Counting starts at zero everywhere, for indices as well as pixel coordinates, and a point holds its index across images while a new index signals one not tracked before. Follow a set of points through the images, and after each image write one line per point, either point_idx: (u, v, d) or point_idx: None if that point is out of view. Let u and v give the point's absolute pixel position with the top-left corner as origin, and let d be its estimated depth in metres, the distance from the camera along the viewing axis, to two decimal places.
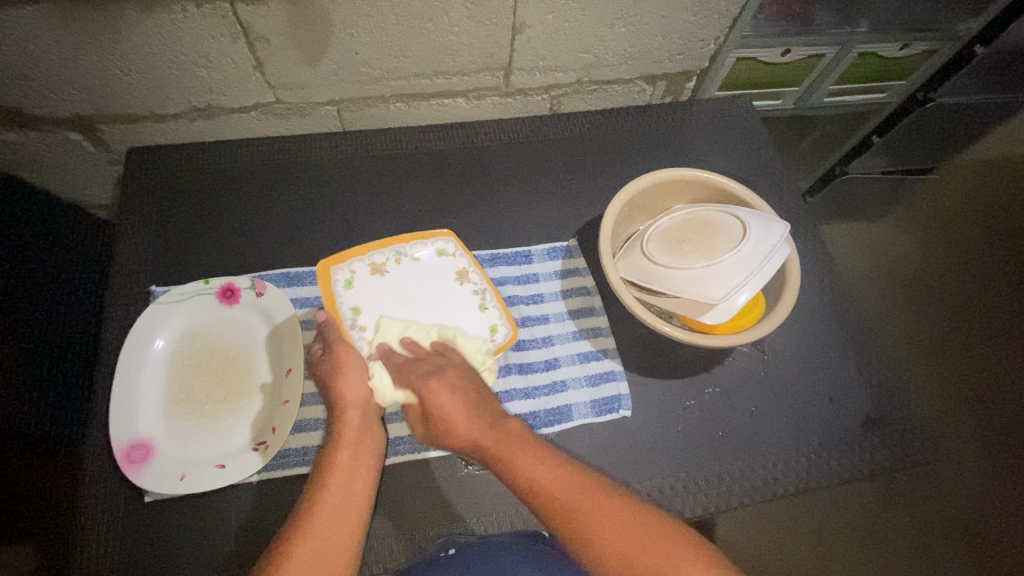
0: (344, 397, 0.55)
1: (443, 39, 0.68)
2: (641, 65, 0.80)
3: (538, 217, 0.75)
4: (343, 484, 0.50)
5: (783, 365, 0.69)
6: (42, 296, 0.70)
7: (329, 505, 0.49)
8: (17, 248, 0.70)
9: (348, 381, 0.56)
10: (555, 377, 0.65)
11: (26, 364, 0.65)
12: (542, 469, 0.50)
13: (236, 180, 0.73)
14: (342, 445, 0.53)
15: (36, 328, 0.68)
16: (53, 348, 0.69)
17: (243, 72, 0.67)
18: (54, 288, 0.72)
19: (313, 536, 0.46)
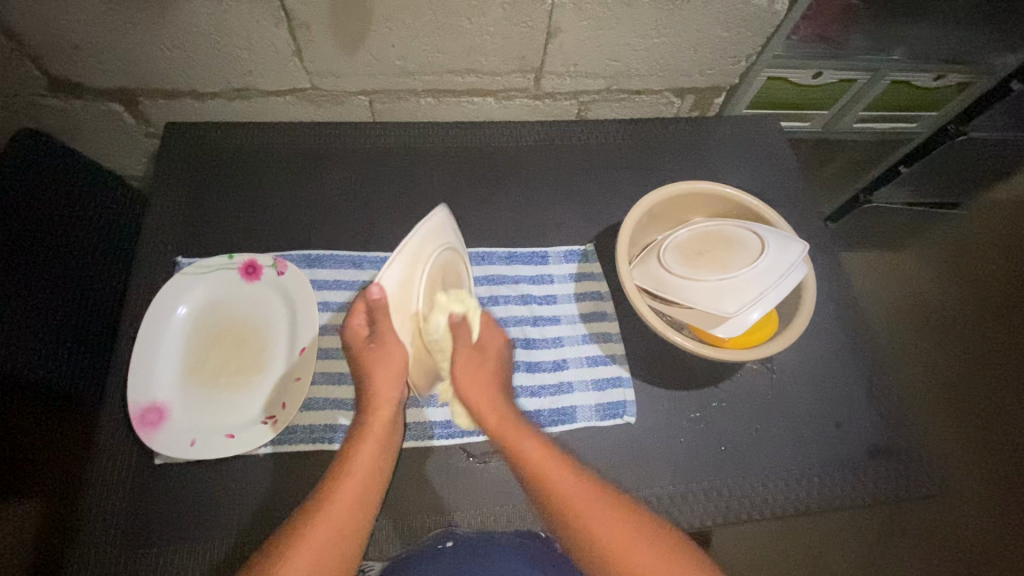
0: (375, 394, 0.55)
1: (478, 38, 0.69)
2: (670, 77, 0.81)
3: (556, 220, 0.76)
4: (361, 477, 0.52)
5: (791, 386, 0.69)
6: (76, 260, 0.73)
7: (347, 495, 0.51)
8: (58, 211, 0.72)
9: (384, 377, 0.54)
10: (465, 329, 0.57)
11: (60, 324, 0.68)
12: (564, 481, 0.51)
13: (265, 160, 0.75)
14: (364, 436, 0.54)
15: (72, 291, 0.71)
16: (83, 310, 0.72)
17: (282, 57, 0.69)
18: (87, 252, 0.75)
19: (325, 524, 0.49)
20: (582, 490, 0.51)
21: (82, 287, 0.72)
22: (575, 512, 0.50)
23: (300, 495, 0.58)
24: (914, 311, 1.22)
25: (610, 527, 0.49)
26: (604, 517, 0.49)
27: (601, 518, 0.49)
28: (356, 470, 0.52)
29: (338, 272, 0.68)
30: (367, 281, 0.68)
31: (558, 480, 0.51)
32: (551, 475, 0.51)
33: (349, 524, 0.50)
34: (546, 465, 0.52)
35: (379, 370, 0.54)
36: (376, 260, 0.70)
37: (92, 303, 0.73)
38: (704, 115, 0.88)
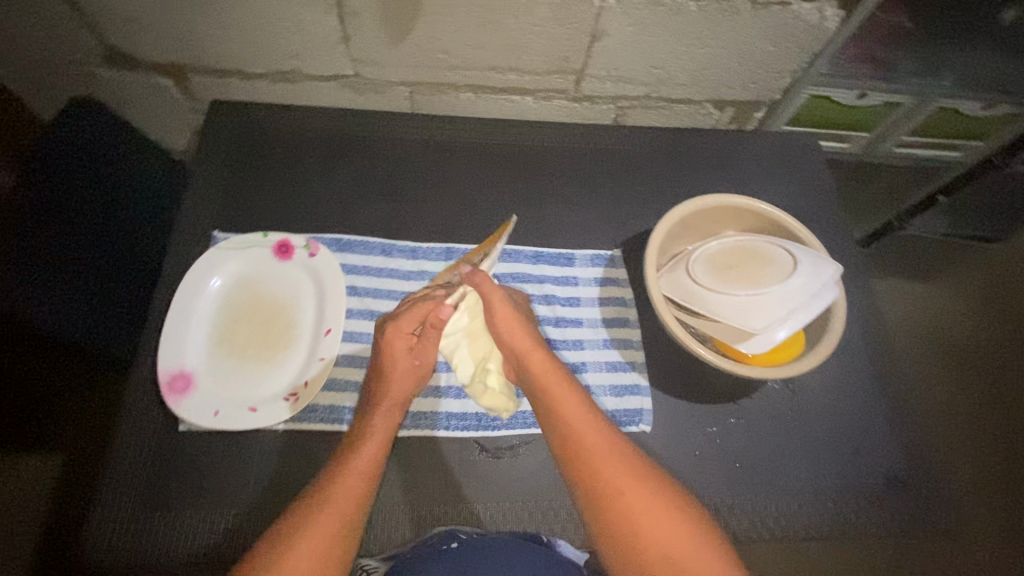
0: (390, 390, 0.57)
1: (522, 37, 0.70)
2: (711, 88, 0.80)
3: (585, 223, 0.76)
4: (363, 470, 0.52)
5: (812, 409, 0.68)
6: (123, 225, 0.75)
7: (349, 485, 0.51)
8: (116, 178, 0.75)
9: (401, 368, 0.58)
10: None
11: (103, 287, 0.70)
12: (606, 453, 0.53)
13: (304, 143, 0.76)
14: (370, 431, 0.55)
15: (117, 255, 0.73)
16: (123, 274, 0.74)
17: (329, 43, 0.70)
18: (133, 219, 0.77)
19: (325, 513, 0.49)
20: (623, 467, 0.52)
21: (125, 252, 0.74)
22: (614, 491, 0.51)
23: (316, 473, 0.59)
24: (942, 344, 1.19)
25: (646, 507, 0.50)
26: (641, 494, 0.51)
27: (639, 496, 0.51)
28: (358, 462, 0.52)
29: (367, 258, 0.69)
30: (395, 270, 0.69)
31: (591, 440, 0.53)
32: (596, 443, 0.53)
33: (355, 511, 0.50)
34: (588, 434, 0.54)
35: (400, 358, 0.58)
36: (404, 249, 0.70)
37: (132, 269, 0.75)
38: (743, 128, 0.87)
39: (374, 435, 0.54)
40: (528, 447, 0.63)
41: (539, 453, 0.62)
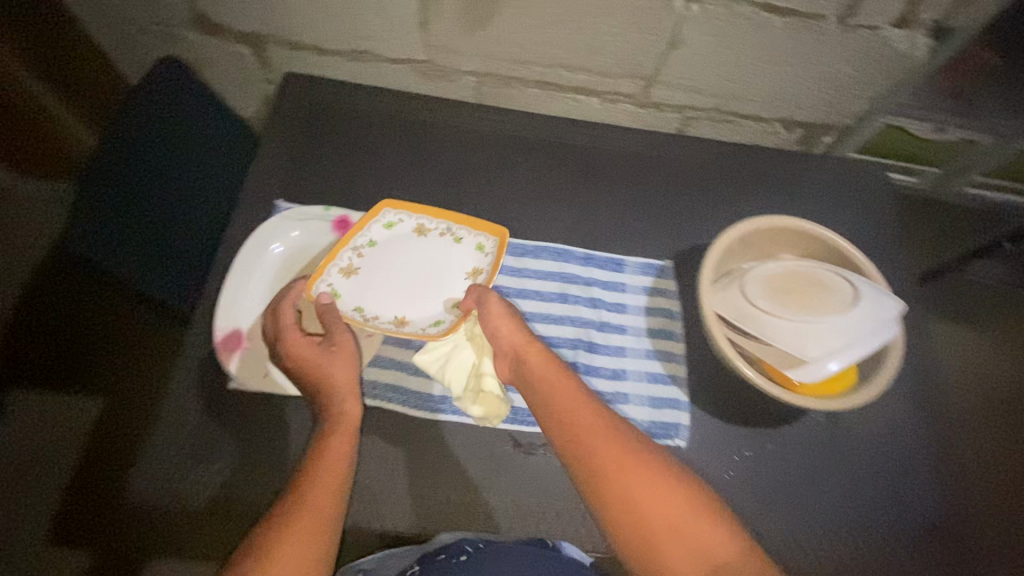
0: (328, 381, 0.56)
1: (600, 37, 0.69)
2: (783, 107, 0.78)
3: (638, 230, 0.75)
4: (332, 461, 0.51)
5: (852, 446, 0.66)
6: (196, 182, 0.76)
7: (320, 473, 0.50)
8: (193, 135, 0.76)
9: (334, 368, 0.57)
10: (453, 258, 0.68)
11: (172, 239, 0.72)
12: (601, 437, 0.52)
13: (369, 123, 0.77)
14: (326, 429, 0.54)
15: (188, 210, 0.74)
16: (191, 229, 0.75)
17: (407, 26, 0.71)
18: (205, 176, 0.78)
19: (303, 501, 0.48)
20: (615, 448, 0.51)
21: (194, 207, 0.76)
22: (615, 481, 0.49)
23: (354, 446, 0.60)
24: (991, 396, 1.14)
25: (647, 492, 0.48)
26: (640, 477, 0.49)
27: (636, 481, 0.49)
28: (327, 454, 0.52)
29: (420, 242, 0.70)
30: None
31: (586, 423, 0.53)
32: (591, 427, 0.52)
33: (334, 491, 0.49)
34: (580, 418, 0.53)
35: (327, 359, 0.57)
36: None
37: (199, 224, 0.77)
38: (810, 151, 0.85)
39: (335, 426, 0.54)
40: None
41: None
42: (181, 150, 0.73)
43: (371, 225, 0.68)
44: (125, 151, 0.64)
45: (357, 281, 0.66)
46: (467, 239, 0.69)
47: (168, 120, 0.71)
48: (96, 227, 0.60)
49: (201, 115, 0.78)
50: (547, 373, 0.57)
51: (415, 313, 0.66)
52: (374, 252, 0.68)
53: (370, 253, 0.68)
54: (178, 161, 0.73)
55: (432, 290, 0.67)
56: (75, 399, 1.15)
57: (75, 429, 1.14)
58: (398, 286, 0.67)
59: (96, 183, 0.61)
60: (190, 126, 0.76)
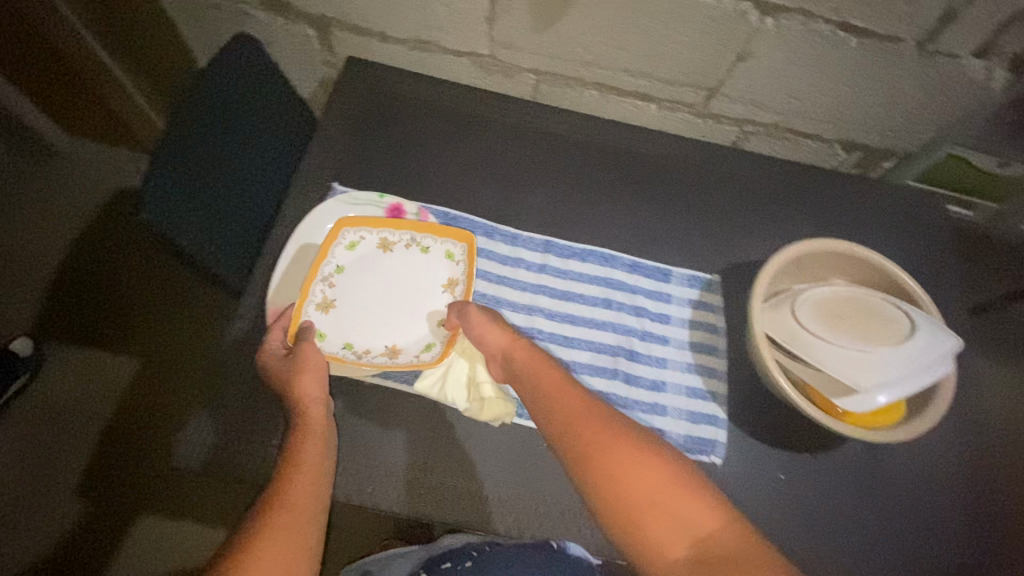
0: (301, 392, 0.57)
1: (668, 45, 0.69)
2: (845, 128, 0.77)
3: (686, 242, 0.74)
4: (312, 464, 0.53)
5: (889, 480, 0.64)
6: (262, 150, 0.73)
7: (300, 474, 0.51)
8: (262, 99, 0.72)
9: (307, 379, 0.57)
10: (426, 271, 0.68)
11: (232, 206, 0.68)
12: (587, 424, 0.51)
13: (427, 112, 0.78)
14: (302, 431, 0.55)
15: (251, 178, 0.71)
16: (253, 198, 0.72)
17: (475, 20, 0.71)
18: (270, 145, 0.75)
19: (288, 498, 0.49)
20: (599, 430, 0.51)
21: (257, 176, 0.72)
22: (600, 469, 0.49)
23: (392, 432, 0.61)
24: None
25: (631, 472, 0.48)
26: (622, 460, 0.48)
27: (619, 462, 0.48)
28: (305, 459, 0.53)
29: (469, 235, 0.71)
30: (494, 251, 0.70)
31: (573, 411, 0.53)
32: (577, 421, 0.52)
33: (314, 492, 0.51)
34: (566, 409, 0.53)
35: (304, 371, 0.58)
36: (505, 234, 0.71)
37: (261, 194, 0.73)
38: (868, 176, 0.83)
39: (308, 433, 0.55)
40: None
41: None
42: (248, 113, 0.70)
43: (334, 251, 0.66)
44: (203, 108, 0.62)
45: (337, 314, 0.65)
46: (434, 251, 0.68)
47: (246, 81, 0.69)
48: (163, 180, 0.58)
49: (271, 79, 0.74)
50: (534, 367, 0.58)
51: (405, 338, 0.66)
52: (344, 278, 0.66)
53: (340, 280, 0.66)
54: (244, 125, 0.69)
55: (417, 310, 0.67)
56: (110, 358, 1.18)
57: (108, 387, 1.17)
58: (378, 311, 0.66)
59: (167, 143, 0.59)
60: (259, 88, 0.71)
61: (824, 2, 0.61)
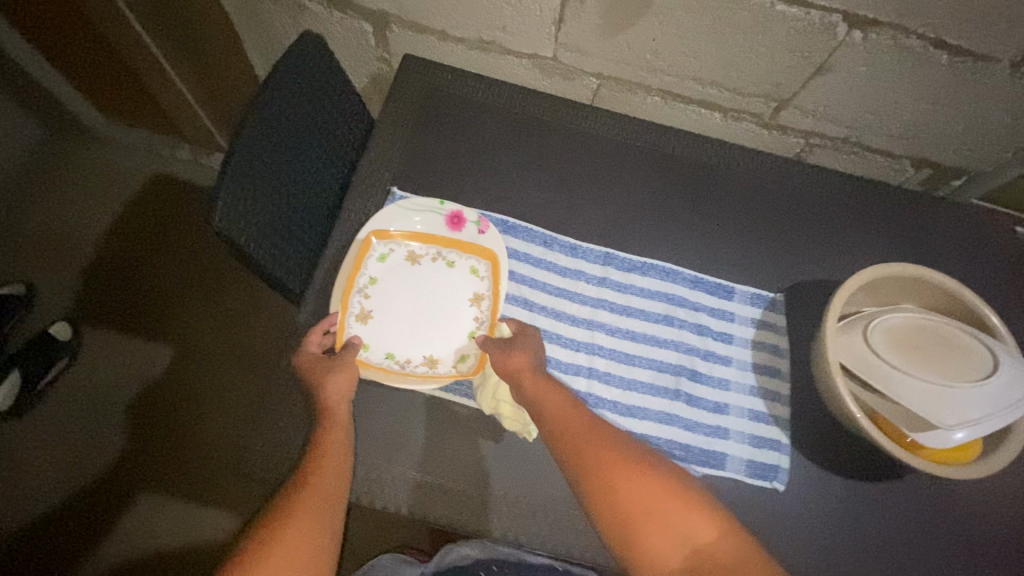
0: (328, 389, 0.58)
1: (742, 54, 0.66)
2: (918, 145, 0.74)
3: (748, 257, 0.73)
4: (337, 451, 0.55)
5: (959, 514, 0.62)
6: (325, 152, 0.71)
7: (324, 463, 0.54)
8: (329, 101, 0.70)
9: (335, 379, 0.59)
10: (454, 283, 0.67)
11: (296, 210, 0.66)
12: (591, 444, 0.54)
13: (485, 114, 0.75)
14: (330, 422, 0.56)
15: (313, 182, 0.69)
16: (313, 202, 0.70)
17: (541, 22, 0.69)
18: (332, 146, 0.73)
19: (311, 488, 0.52)
20: (602, 451, 0.53)
21: (319, 179, 0.71)
22: (608, 491, 0.51)
23: (451, 446, 0.61)
24: None
25: (631, 490, 0.51)
26: (625, 479, 0.52)
27: (622, 482, 0.51)
28: (331, 447, 0.55)
29: (528, 245, 0.69)
30: (553, 263, 0.69)
31: (581, 435, 0.54)
32: (583, 443, 0.54)
33: (338, 480, 0.54)
34: (571, 430, 0.55)
35: (332, 372, 0.59)
36: (565, 245, 0.70)
37: (321, 197, 0.72)
38: (934, 193, 0.80)
39: (335, 423, 0.56)
40: None
41: None
42: (315, 116, 0.68)
43: (366, 263, 0.66)
44: (270, 105, 0.60)
45: (376, 325, 0.65)
46: (459, 266, 0.67)
47: (308, 75, 0.66)
48: (236, 186, 0.56)
49: (338, 80, 0.72)
50: (536, 389, 0.58)
51: (443, 349, 0.65)
52: (378, 292, 0.65)
53: (373, 293, 0.65)
54: (310, 128, 0.67)
55: (450, 321, 0.66)
56: (147, 345, 1.19)
57: (143, 373, 1.17)
58: (412, 322, 0.65)
59: (243, 152, 0.57)
60: (327, 89, 0.69)
61: (916, 16, 0.58)
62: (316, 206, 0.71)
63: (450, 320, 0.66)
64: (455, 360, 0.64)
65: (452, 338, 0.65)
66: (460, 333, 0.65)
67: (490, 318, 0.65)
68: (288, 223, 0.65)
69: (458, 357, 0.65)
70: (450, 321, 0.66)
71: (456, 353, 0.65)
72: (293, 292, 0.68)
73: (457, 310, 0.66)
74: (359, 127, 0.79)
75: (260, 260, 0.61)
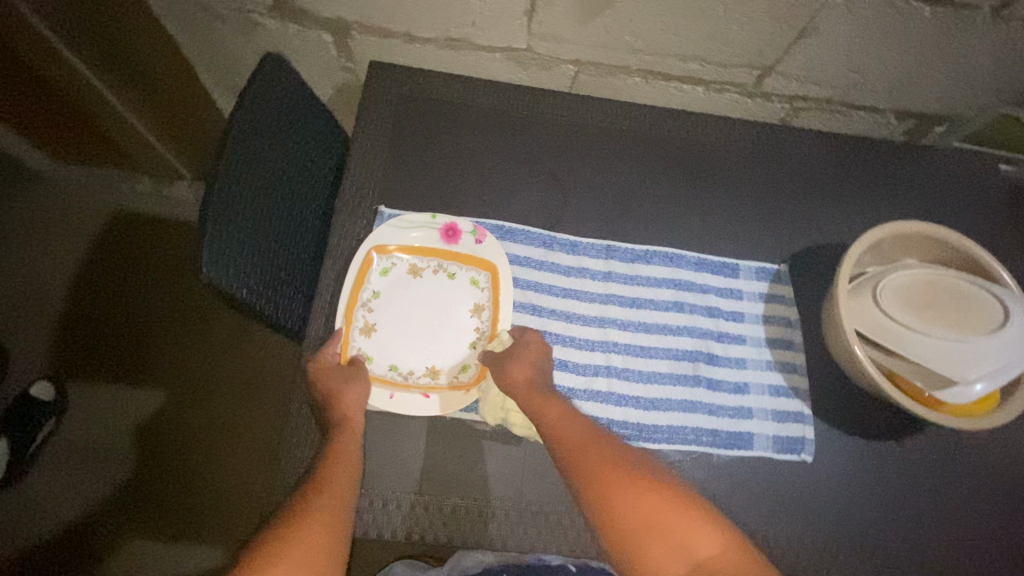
0: (341, 400, 0.57)
1: (722, 26, 0.65)
2: (900, 97, 0.74)
3: (749, 231, 0.72)
4: (350, 459, 0.54)
5: (977, 459, 0.64)
6: (303, 178, 0.68)
7: (338, 470, 0.52)
8: (299, 123, 0.67)
9: (350, 391, 0.57)
10: (455, 295, 0.64)
11: (281, 244, 0.63)
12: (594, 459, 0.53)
13: (464, 115, 0.72)
14: (345, 432, 0.55)
15: (295, 211, 0.66)
16: (298, 232, 0.67)
17: (512, 14, 0.66)
18: (309, 170, 0.69)
19: (325, 494, 0.50)
20: (605, 467, 0.52)
21: (302, 207, 0.67)
22: (611, 506, 0.51)
23: (478, 465, 0.60)
24: None
25: (635, 505, 0.50)
26: (628, 495, 0.51)
27: (625, 497, 0.51)
28: (344, 456, 0.54)
29: (528, 248, 0.67)
30: (555, 263, 0.67)
31: (584, 451, 0.53)
32: (586, 458, 0.53)
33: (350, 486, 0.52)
34: (576, 445, 0.54)
35: (346, 384, 0.58)
36: (565, 243, 0.68)
37: (305, 225, 0.68)
38: (920, 143, 0.81)
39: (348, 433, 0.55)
40: (686, 464, 0.61)
41: (696, 471, 0.61)
42: (289, 143, 0.65)
43: (367, 280, 0.63)
44: (241, 138, 0.56)
45: (379, 342, 0.62)
46: (459, 279, 0.65)
47: (273, 99, 0.62)
48: (218, 231, 0.53)
49: (307, 99, 0.68)
50: (535, 406, 0.56)
51: (446, 360, 0.63)
52: (378, 312, 0.63)
53: (372, 311, 0.63)
54: (285, 156, 0.64)
55: (451, 332, 0.64)
56: (137, 391, 1.14)
57: (137, 420, 1.13)
58: (413, 335, 0.63)
59: (220, 195, 0.53)
60: (296, 112, 0.66)
61: None
62: (301, 236, 0.67)
63: (451, 330, 0.64)
64: (459, 370, 0.62)
65: (454, 349, 0.63)
66: (462, 343, 0.63)
67: (492, 327, 0.63)
68: (276, 259, 0.62)
69: (461, 367, 0.63)
70: (451, 332, 0.64)
71: (458, 363, 0.63)
72: (291, 330, 0.65)
73: (458, 320, 0.64)
74: (334, 145, 0.76)
75: (254, 302, 0.58)
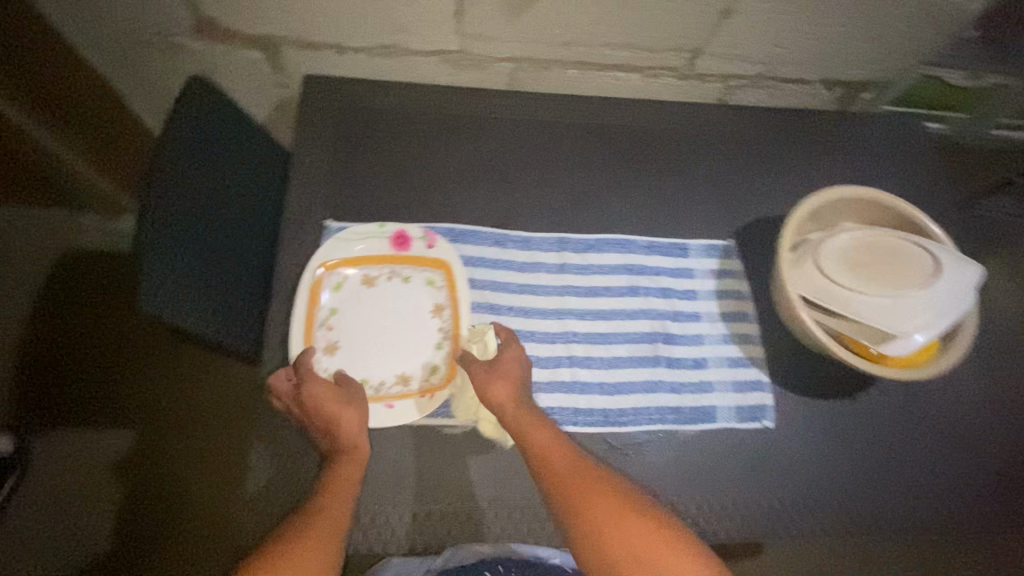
0: (342, 422, 0.56)
1: (645, 12, 0.66)
2: (826, 67, 0.76)
3: (695, 210, 0.73)
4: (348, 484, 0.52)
5: (926, 408, 0.67)
6: (245, 199, 0.67)
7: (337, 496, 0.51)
8: (236, 143, 0.66)
9: (350, 415, 0.56)
10: (412, 301, 0.64)
11: (229, 268, 0.62)
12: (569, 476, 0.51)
13: (403, 121, 0.72)
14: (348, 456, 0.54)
15: (240, 233, 0.65)
16: (247, 254, 0.66)
17: (441, 16, 0.66)
18: (252, 190, 0.68)
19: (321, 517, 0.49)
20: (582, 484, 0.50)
21: (247, 228, 0.66)
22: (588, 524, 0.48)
23: (450, 467, 0.60)
24: None
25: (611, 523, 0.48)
26: (605, 512, 0.49)
27: (602, 515, 0.48)
28: (342, 481, 0.52)
29: (481, 248, 0.67)
30: (510, 260, 0.67)
31: (562, 468, 0.52)
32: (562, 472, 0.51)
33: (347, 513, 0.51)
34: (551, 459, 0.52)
35: (348, 408, 0.57)
36: (517, 240, 0.68)
37: (254, 247, 0.67)
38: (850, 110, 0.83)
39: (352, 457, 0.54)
40: (650, 445, 0.62)
41: (659, 451, 0.62)
42: (226, 164, 0.64)
43: (321, 296, 0.62)
44: (174, 163, 0.55)
45: (341, 357, 0.62)
46: (414, 285, 0.64)
47: (206, 121, 0.61)
48: (157, 260, 0.52)
49: (241, 119, 0.67)
50: (513, 419, 0.55)
51: (411, 365, 0.63)
52: (336, 326, 0.62)
53: (331, 326, 0.62)
54: (223, 177, 0.63)
55: (413, 337, 0.63)
56: (103, 433, 1.11)
57: (106, 462, 1.09)
58: (377, 344, 0.63)
59: (156, 223, 0.52)
60: (231, 132, 0.65)
61: None
62: (250, 257, 0.66)
63: (413, 336, 0.63)
64: (426, 374, 0.62)
65: (417, 354, 0.63)
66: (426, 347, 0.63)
67: (453, 328, 0.63)
68: (225, 283, 0.61)
69: (428, 370, 0.63)
70: (413, 338, 0.63)
71: (424, 368, 0.63)
72: (249, 353, 0.64)
73: (419, 325, 0.64)
74: (277, 163, 0.75)
75: (206, 328, 0.57)
